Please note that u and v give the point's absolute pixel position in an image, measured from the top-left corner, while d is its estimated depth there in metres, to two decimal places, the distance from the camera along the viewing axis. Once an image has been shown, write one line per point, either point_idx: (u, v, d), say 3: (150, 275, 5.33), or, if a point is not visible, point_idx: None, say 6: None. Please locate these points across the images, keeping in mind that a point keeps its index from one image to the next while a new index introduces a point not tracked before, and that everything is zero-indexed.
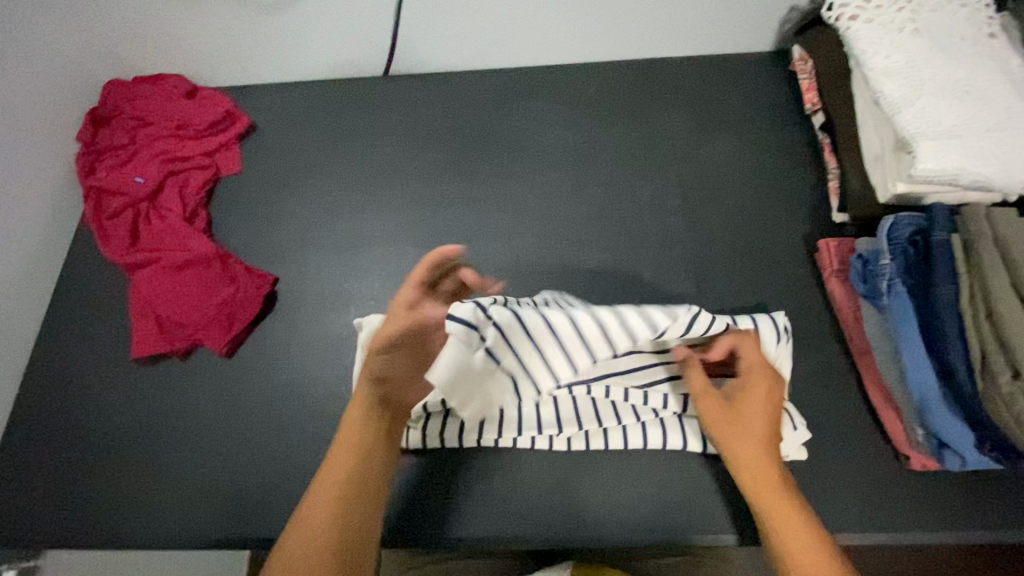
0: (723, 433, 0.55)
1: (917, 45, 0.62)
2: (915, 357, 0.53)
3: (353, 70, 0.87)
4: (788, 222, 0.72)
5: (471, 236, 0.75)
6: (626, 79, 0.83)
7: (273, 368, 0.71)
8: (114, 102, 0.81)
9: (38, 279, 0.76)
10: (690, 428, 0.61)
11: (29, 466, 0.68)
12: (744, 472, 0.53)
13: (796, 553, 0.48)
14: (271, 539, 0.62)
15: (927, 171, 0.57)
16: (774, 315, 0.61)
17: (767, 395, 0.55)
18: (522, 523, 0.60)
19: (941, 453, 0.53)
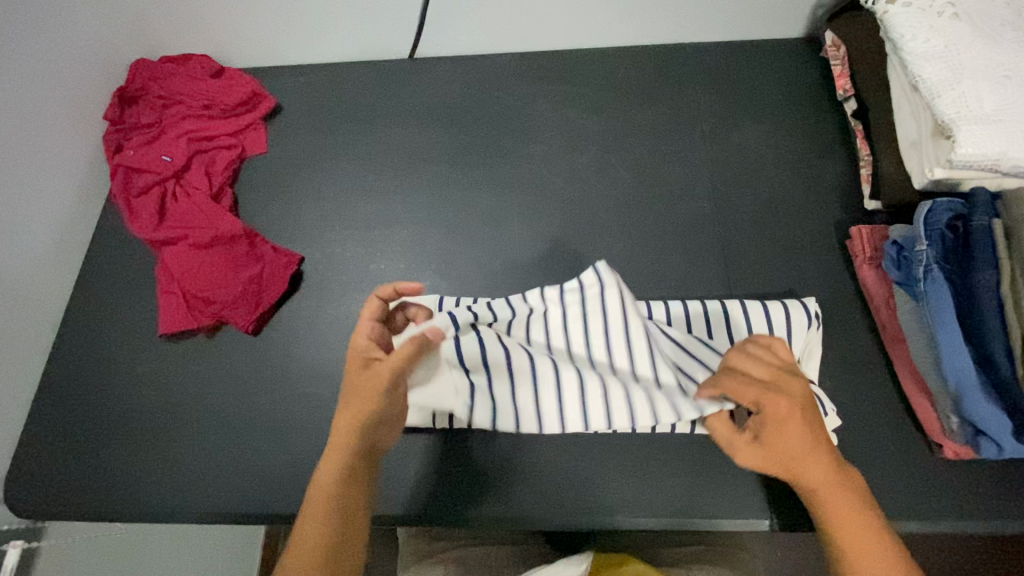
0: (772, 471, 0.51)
1: (957, 27, 0.60)
2: (953, 343, 0.53)
3: (378, 52, 0.87)
4: (817, 209, 0.71)
5: (497, 218, 0.75)
6: (653, 64, 0.83)
7: (298, 346, 0.71)
8: (141, 80, 0.81)
9: (65, 255, 0.76)
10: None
11: (55, 437, 0.69)
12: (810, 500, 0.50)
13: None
14: (298, 513, 0.63)
15: (966, 156, 0.56)
16: (806, 301, 0.61)
17: (789, 423, 0.49)
18: (550, 505, 0.60)
19: (976, 441, 0.52)
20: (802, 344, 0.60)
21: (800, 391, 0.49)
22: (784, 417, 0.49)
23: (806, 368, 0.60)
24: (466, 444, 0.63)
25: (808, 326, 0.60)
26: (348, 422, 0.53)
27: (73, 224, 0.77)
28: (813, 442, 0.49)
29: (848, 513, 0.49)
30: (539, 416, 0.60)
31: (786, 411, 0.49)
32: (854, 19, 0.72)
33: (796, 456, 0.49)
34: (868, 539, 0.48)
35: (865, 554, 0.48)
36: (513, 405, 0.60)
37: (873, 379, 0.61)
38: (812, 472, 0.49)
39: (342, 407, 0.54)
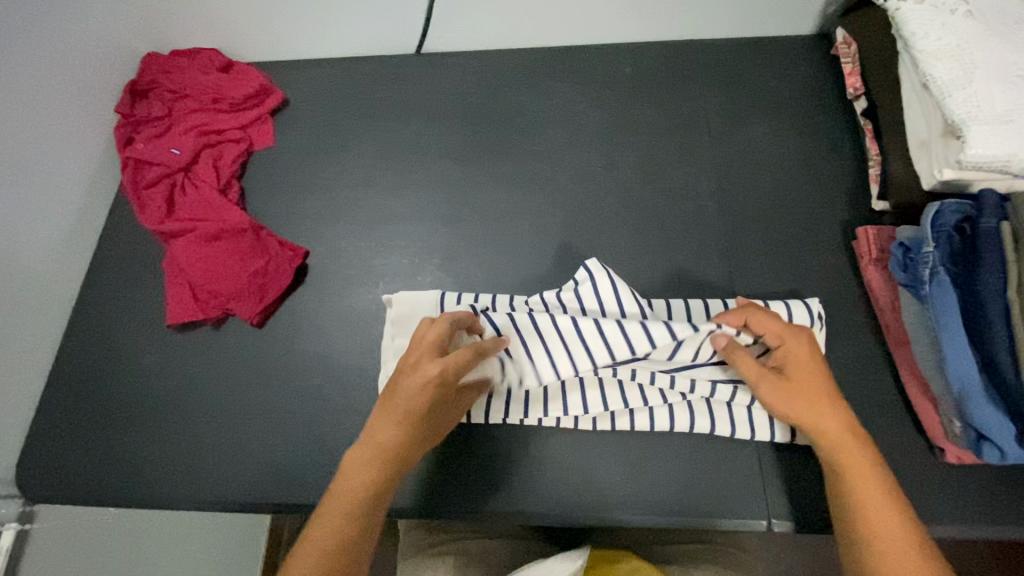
0: (794, 407, 0.52)
1: (970, 25, 0.59)
2: (956, 347, 0.52)
3: (386, 47, 0.87)
4: (824, 209, 0.70)
5: (500, 214, 0.75)
6: (661, 60, 0.82)
7: (302, 338, 0.72)
8: (152, 74, 0.82)
9: (76, 246, 0.78)
10: (719, 412, 0.60)
11: (65, 423, 0.71)
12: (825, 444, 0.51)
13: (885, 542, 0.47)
14: (299, 504, 0.64)
15: (977, 157, 0.55)
16: (809, 301, 0.61)
17: (810, 366, 0.53)
18: (548, 500, 0.60)
19: (979, 446, 0.52)
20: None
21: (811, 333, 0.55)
22: (802, 358, 0.53)
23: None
24: (465, 439, 0.63)
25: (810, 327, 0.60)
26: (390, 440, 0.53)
27: (84, 216, 0.78)
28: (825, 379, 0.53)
29: (865, 468, 0.50)
30: (546, 402, 0.61)
31: (805, 353, 0.53)
32: (867, 16, 0.71)
33: (815, 400, 0.52)
34: (877, 496, 0.49)
35: (880, 508, 0.48)
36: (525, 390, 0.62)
37: (877, 382, 0.61)
38: (828, 420, 0.51)
39: (389, 428, 0.53)
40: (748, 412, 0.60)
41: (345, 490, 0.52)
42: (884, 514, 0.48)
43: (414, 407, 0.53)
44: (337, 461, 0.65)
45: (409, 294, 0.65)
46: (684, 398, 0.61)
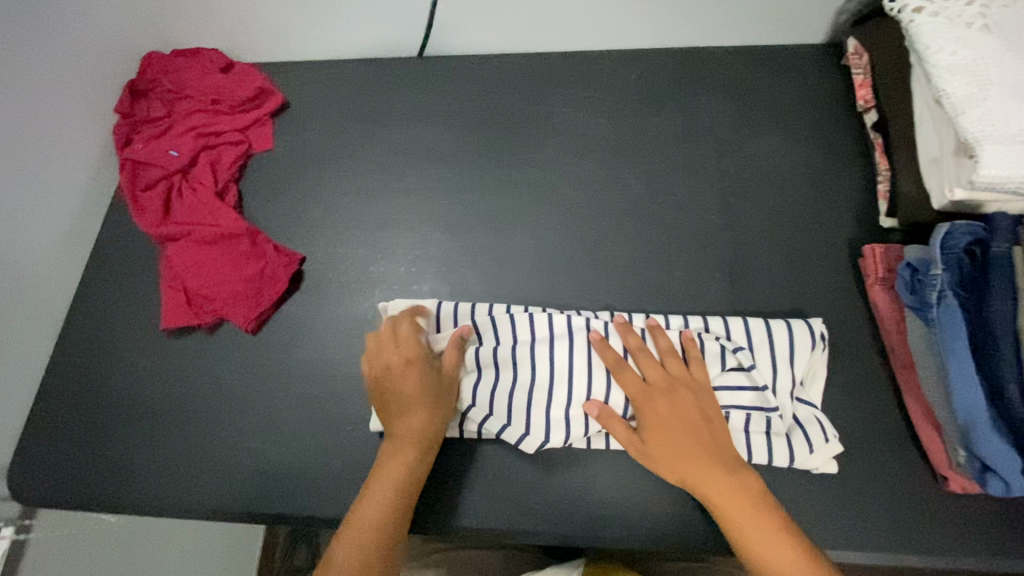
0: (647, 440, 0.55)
1: (987, 39, 0.57)
2: (963, 376, 0.50)
3: (388, 50, 0.86)
4: (830, 225, 0.69)
5: (500, 222, 0.74)
6: (667, 68, 0.80)
7: (296, 345, 0.71)
8: (152, 74, 0.82)
9: (73, 248, 0.77)
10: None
11: (58, 428, 0.70)
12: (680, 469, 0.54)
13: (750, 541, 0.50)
14: (290, 514, 0.64)
15: (989, 178, 0.53)
16: (811, 321, 0.59)
17: (663, 398, 0.56)
18: (542, 518, 0.59)
19: (983, 477, 0.50)
20: (805, 368, 0.58)
21: (658, 373, 0.57)
22: (638, 391, 0.57)
23: (809, 391, 0.59)
24: (455, 452, 0.62)
25: (812, 347, 0.58)
26: (415, 420, 0.58)
27: (82, 217, 0.78)
28: (677, 411, 0.56)
29: (716, 480, 0.53)
30: (529, 416, 0.59)
31: (639, 387, 0.57)
32: (879, 28, 0.69)
33: (662, 434, 0.55)
34: (734, 505, 0.52)
35: (737, 517, 0.51)
36: (508, 405, 0.60)
37: (881, 407, 0.60)
38: (670, 448, 0.54)
39: (410, 406, 0.58)
40: (746, 437, 0.57)
41: (387, 466, 0.56)
42: (742, 517, 0.51)
43: (416, 382, 0.59)
44: (328, 472, 0.65)
45: (405, 303, 0.65)
46: None
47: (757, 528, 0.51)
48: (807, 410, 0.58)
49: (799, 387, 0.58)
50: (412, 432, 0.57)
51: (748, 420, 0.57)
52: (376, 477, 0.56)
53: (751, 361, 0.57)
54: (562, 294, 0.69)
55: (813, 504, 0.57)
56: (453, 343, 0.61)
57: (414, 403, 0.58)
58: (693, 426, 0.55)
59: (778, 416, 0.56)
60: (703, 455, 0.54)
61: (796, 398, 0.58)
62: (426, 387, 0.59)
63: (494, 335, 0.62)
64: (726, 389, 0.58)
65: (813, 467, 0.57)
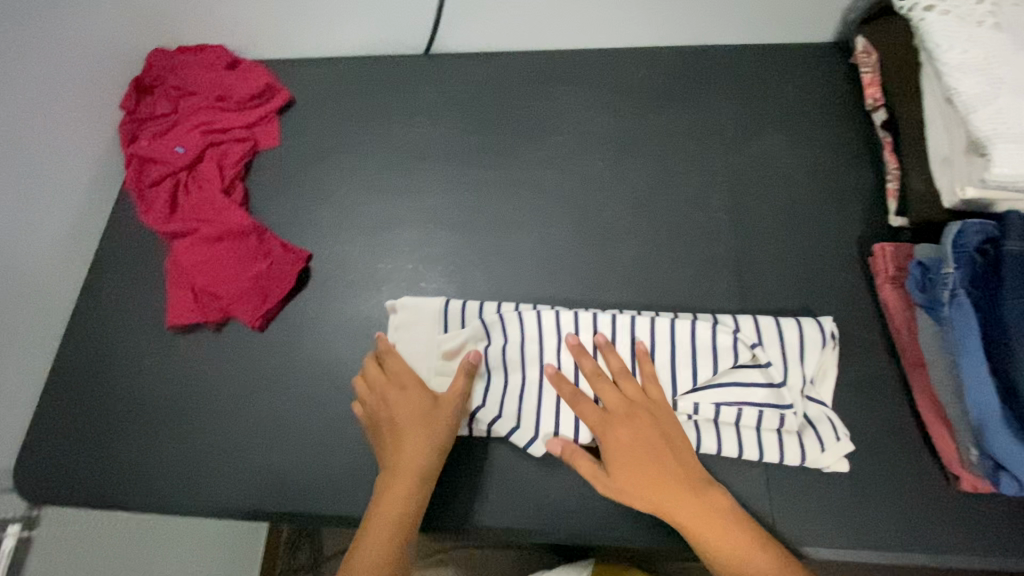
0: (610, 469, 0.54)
1: (998, 37, 0.57)
2: (976, 376, 0.50)
3: (395, 48, 0.86)
4: (839, 224, 0.69)
5: (507, 220, 0.74)
6: (675, 67, 0.80)
7: (303, 343, 0.71)
8: (157, 71, 0.82)
9: (78, 245, 0.77)
10: (726, 433, 0.58)
11: (64, 425, 0.70)
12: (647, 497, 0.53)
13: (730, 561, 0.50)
14: (297, 512, 0.63)
15: (1002, 176, 0.53)
16: (822, 319, 0.59)
17: (622, 425, 0.55)
18: (551, 517, 0.59)
19: (996, 476, 0.50)
20: (816, 366, 0.58)
21: (613, 397, 0.56)
22: (595, 419, 0.56)
23: (819, 390, 0.58)
24: (464, 450, 0.62)
25: (823, 346, 0.58)
26: (415, 453, 0.56)
27: (87, 214, 0.78)
28: (636, 436, 0.55)
29: (683, 504, 0.52)
30: (539, 414, 0.59)
31: (596, 414, 0.56)
32: (886, 27, 0.69)
33: (626, 464, 0.53)
34: (707, 527, 0.51)
35: (710, 537, 0.51)
36: (519, 404, 0.59)
37: (891, 406, 0.59)
38: (633, 477, 0.53)
39: (409, 437, 0.57)
40: (757, 435, 0.57)
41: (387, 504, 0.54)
42: (717, 537, 0.51)
43: (416, 413, 0.58)
44: (335, 470, 0.65)
45: (413, 302, 0.64)
46: (689, 418, 0.58)
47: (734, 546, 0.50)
48: (817, 410, 0.57)
49: (809, 385, 0.58)
50: (412, 465, 0.56)
51: (760, 417, 0.57)
52: (380, 509, 0.54)
53: (767, 358, 0.57)
54: (571, 292, 0.69)
55: (824, 503, 0.56)
56: (461, 369, 0.59)
57: (414, 434, 0.57)
58: (655, 450, 0.54)
59: (791, 412, 0.56)
60: (672, 483, 0.53)
61: (807, 397, 0.58)
62: (426, 411, 0.58)
63: (503, 333, 0.61)
64: (739, 385, 0.57)
65: (824, 466, 0.57)
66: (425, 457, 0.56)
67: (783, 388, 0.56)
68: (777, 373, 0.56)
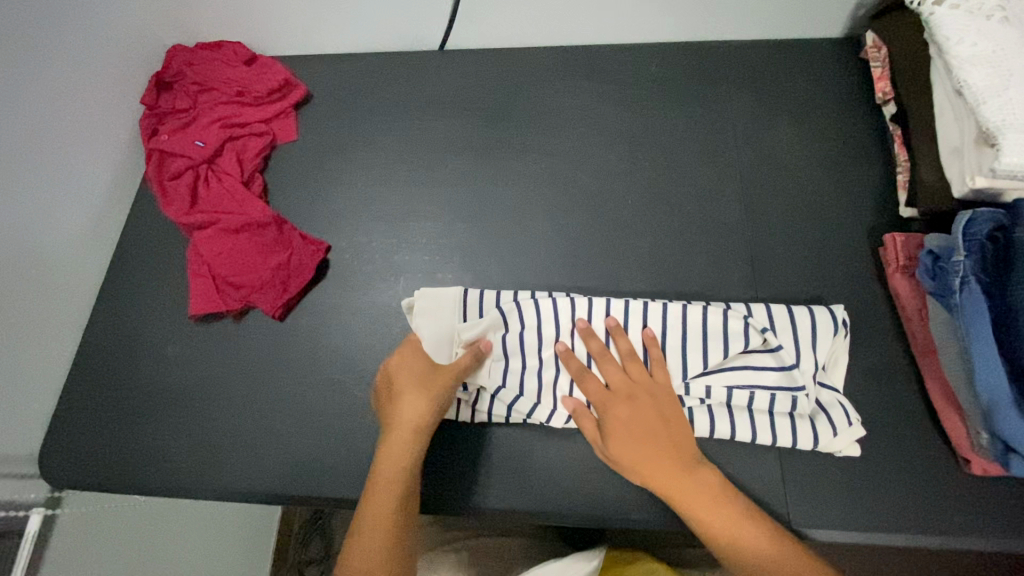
0: (609, 443, 0.56)
1: (1008, 30, 0.58)
2: (988, 361, 0.51)
3: (410, 44, 0.87)
4: (851, 215, 0.70)
5: (522, 213, 0.75)
6: (686, 62, 0.81)
7: (322, 332, 0.72)
8: (177, 66, 0.83)
9: (101, 237, 0.78)
10: (739, 417, 0.59)
11: (88, 412, 0.72)
12: (643, 472, 0.54)
13: (722, 536, 0.51)
14: (318, 496, 0.65)
15: (1011, 165, 0.54)
16: (833, 307, 0.60)
17: (624, 402, 0.57)
18: (568, 501, 0.60)
19: (1006, 458, 0.52)
20: (828, 352, 0.59)
21: (617, 377, 0.58)
22: (598, 396, 0.58)
23: (831, 376, 0.60)
24: (482, 433, 0.63)
25: (835, 333, 0.59)
26: (413, 410, 0.58)
27: (110, 206, 0.79)
28: (638, 415, 0.56)
29: (678, 481, 0.53)
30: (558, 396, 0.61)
31: (599, 391, 0.58)
32: (896, 21, 0.70)
33: (625, 439, 0.55)
34: (699, 502, 0.52)
35: (702, 512, 0.52)
36: (537, 389, 0.61)
37: (903, 393, 0.61)
38: (632, 453, 0.55)
39: (407, 397, 0.59)
40: (771, 419, 0.59)
41: (388, 459, 0.57)
42: (709, 513, 0.52)
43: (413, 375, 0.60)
44: (354, 456, 0.66)
45: (428, 292, 0.64)
46: (702, 402, 0.59)
47: (725, 521, 0.52)
48: (830, 395, 0.58)
49: (821, 372, 0.59)
50: (409, 421, 0.58)
51: (773, 400, 0.58)
52: (380, 467, 0.57)
53: (778, 342, 0.58)
54: (585, 282, 0.70)
55: (837, 486, 0.58)
56: (470, 353, 0.60)
57: (411, 394, 0.59)
58: (654, 428, 0.56)
59: (804, 395, 0.57)
60: (669, 460, 0.54)
61: (819, 383, 0.59)
62: (426, 377, 0.60)
63: (520, 321, 0.62)
64: (751, 368, 0.58)
65: (838, 450, 0.58)
66: (423, 412, 0.58)
67: (795, 371, 0.57)
68: (789, 357, 0.57)
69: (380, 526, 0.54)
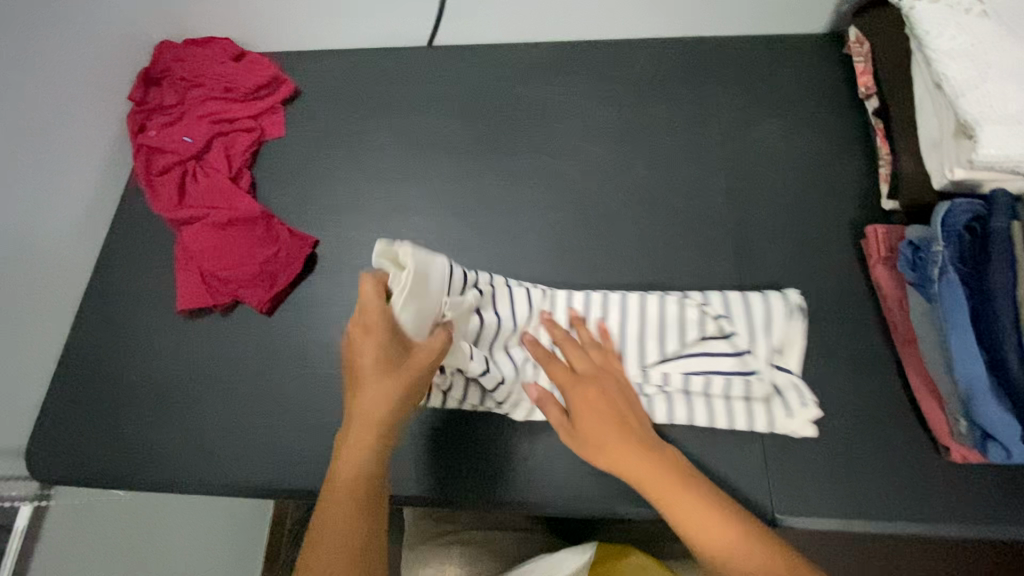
0: (575, 425, 0.55)
1: (985, 24, 0.59)
2: (965, 348, 0.52)
3: (399, 40, 0.88)
4: (834, 208, 0.71)
5: (510, 206, 0.75)
6: (672, 57, 0.82)
7: (310, 326, 0.72)
8: (165, 62, 0.83)
9: (89, 232, 0.78)
10: (696, 403, 0.61)
11: (75, 407, 0.72)
12: (610, 455, 0.53)
13: (693, 527, 0.49)
14: (304, 489, 0.65)
15: (988, 157, 0.55)
16: (786, 293, 0.62)
17: (588, 386, 0.56)
18: (553, 491, 0.61)
19: (984, 445, 0.52)
20: (783, 335, 0.61)
21: (582, 361, 0.58)
22: (564, 378, 0.56)
23: (786, 359, 0.61)
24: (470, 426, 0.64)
25: (788, 317, 0.61)
26: (378, 401, 0.53)
27: (98, 201, 0.79)
28: (603, 398, 0.55)
29: (645, 466, 0.52)
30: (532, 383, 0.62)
31: (563, 373, 0.57)
32: (879, 16, 0.71)
33: (591, 421, 0.54)
34: (668, 487, 0.51)
35: (672, 498, 0.51)
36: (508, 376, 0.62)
37: (884, 381, 0.61)
38: (603, 439, 0.53)
39: (370, 386, 0.53)
40: (726, 403, 0.60)
41: (349, 459, 0.52)
42: (679, 501, 0.50)
43: (373, 357, 0.53)
44: None
45: (415, 250, 0.56)
46: (661, 390, 0.61)
47: (698, 509, 0.50)
48: (786, 377, 0.60)
49: (777, 355, 0.61)
50: (371, 415, 0.53)
51: (728, 384, 0.60)
52: (339, 470, 0.52)
53: (732, 329, 0.61)
54: (572, 275, 0.71)
55: (820, 474, 0.58)
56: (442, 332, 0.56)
57: (373, 384, 0.53)
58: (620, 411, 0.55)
59: (757, 378, 0.59)
60: (634, 443, 0.53)
61: (774, 365, 0.60)
62: (390, 359, 0.54)
63: (495, 309, 0.64)
64: (706, 355, 0.61)
65: (793, 432, 0.59)
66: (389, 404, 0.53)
67: (747, 356, 0.60)
68: (742, 342, 0.60)
69: (340, 532, 0.49)
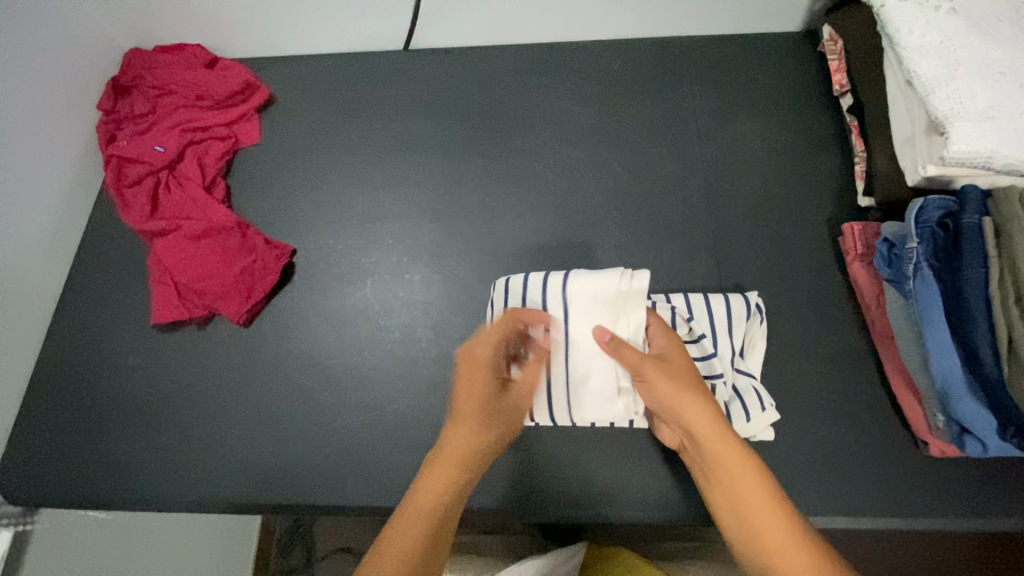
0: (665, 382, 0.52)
1: (953, 22, 0.59)
2: (940, 343, 0.52)
3: (375, 44, 0.86)
4: (811, 206, 0.71)
5: (489, 211, 0.75)
6: (650, 58, 0.82)
7: (289, 337, 0.71)
8: (135, 71, 0.81)
9: (59, 246, 0.76)
10: None
11: (49, 424, 0.70)
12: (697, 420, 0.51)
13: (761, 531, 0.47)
14: (286, 503, 0.64)
15: (960, 153, 0.56)
16: (747, 294, 0.62)
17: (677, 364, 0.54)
18: (536, 499, 0.61)
19: (962, 440, 0.53)
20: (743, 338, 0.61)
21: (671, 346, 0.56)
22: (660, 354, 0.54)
23: (748, 362, 0.61)
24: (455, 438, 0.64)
25: (749, 316, 0.61)
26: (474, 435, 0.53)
27: (68, 215, 0.77)
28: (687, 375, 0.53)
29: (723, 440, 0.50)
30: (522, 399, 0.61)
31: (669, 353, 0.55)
32: (851, 15, 0.71)
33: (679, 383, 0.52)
34: (743, 475, 0.49)
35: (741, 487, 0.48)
36: None
37: (863, 378, 0.62)
38: (694, 407, 0.51)
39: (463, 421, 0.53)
40: None
41: (432, 480, 0.51)
42: (757, 500, 0.48)
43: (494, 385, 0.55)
44: (324, 460, 0.65)
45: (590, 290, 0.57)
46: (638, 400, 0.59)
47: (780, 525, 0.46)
48: (746, 380, 0.60)
49: (739, 358, 0.61)
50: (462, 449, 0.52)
51: None
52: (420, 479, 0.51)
53: (701, 331, 0.59)
54: None
55: (802, 472, 0.59)
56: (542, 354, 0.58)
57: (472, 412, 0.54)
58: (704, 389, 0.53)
59: (721, 381, 0.59)
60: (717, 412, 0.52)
61: (736, 369, 0.60)
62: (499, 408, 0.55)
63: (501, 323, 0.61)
64: None
65: (752, 433, 0.59)
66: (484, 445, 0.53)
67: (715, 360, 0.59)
68: (711, 347, 0.59)
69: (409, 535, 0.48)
